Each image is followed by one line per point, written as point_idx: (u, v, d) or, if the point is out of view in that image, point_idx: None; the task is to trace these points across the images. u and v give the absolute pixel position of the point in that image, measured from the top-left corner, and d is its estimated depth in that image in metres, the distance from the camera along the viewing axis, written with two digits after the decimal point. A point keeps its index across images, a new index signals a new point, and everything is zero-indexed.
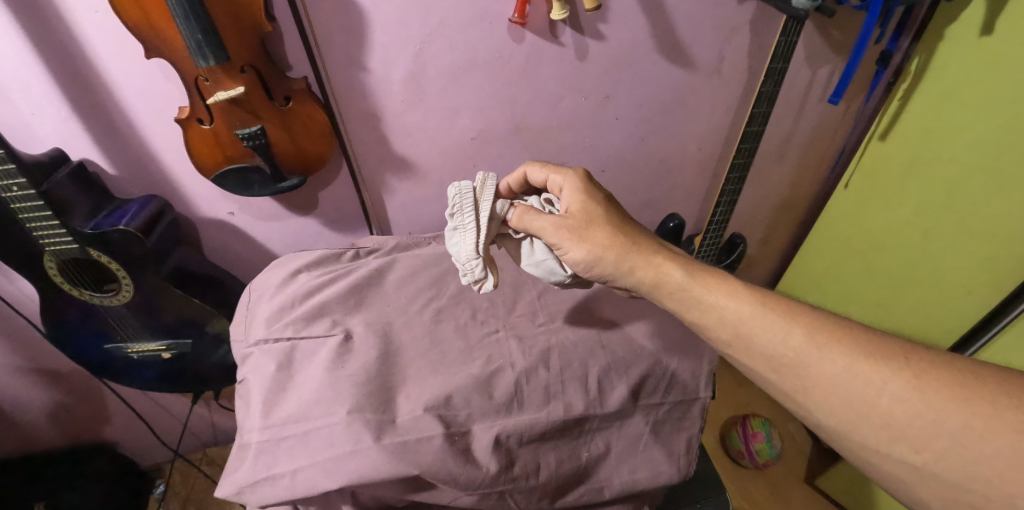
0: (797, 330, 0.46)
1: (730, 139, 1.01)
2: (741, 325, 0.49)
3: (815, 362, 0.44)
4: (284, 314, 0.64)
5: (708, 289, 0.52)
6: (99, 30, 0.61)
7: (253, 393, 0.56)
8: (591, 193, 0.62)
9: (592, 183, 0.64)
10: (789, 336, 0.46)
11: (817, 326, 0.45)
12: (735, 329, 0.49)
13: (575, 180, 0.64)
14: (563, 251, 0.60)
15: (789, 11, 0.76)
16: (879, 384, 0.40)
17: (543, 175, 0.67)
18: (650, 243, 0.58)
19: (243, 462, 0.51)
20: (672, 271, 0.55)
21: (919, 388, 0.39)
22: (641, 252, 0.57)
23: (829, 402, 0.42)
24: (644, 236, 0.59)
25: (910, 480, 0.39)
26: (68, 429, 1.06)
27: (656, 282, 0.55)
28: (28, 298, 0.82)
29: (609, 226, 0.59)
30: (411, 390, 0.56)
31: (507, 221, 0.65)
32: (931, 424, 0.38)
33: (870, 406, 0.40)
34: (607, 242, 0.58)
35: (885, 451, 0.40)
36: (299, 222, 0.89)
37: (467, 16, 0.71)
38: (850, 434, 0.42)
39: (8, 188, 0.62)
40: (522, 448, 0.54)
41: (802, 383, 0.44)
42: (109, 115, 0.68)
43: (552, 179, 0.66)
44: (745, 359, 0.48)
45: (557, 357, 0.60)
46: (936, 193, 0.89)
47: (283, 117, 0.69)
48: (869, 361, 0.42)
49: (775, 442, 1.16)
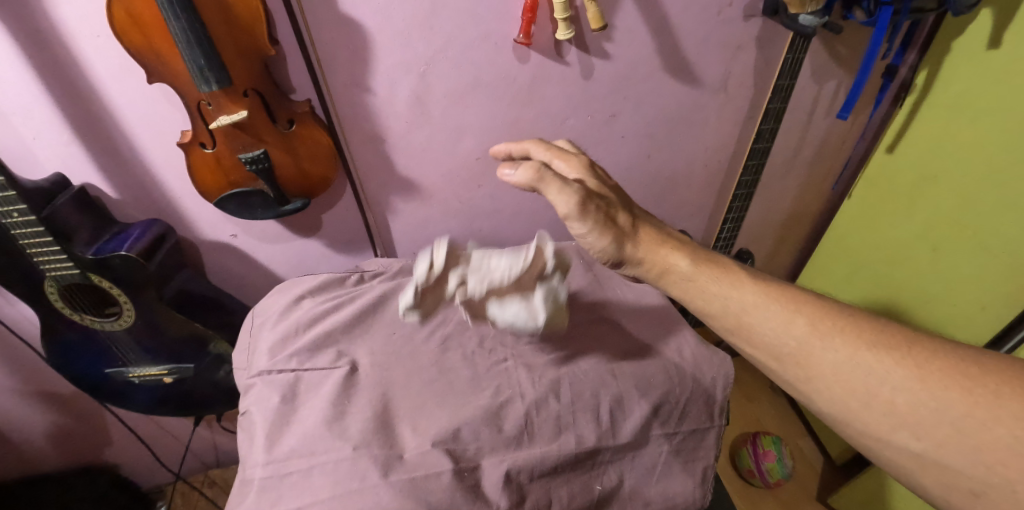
0: (799, 319, 0.44)
1: (737, 155, 0.99)
2: (744, 314, 0.47)
3: (818, 352, 0.42)
4: (287, 343, 0.62)
5: (714, 279, 0.50)
6: (101, 55, 0.60)
7: (256, 424, 0.55)
8: (600, 180, 0.58)
9: (599, 171, 0.59)
10: (791, 326, 0.44)
11: (821, 316, 0.44)
12: (738, 318, 0.47)
13: (579, 166, 0.58)
14: (575, 229, 0.52)
15: (796, 28, 0.75)
16: (879, 374, 0.39)
17: (547, 158, 0.60)
18: (658, 232, 0.55)
19: (244, 498, 0.50)
20: (679, 261, 0.52)
21: (922, 378, 0.37)
22: (645, 239, 0.54)
23: (829, 391, 0.41)
24: (648, 224, 0.57)
25: (911, 467, 0.37)
26: (69, 451, 1.05)
27: (663, 272, 0.53)
28: (29, 322, 0.81)
29: (622, 211, 0.55)
30: (418, 422, 0.54)
31: (506, 176, 0.51)
32: (933, 414, 0.36)
33: (869, 395, 0.39)
34: (621, 227, 0.53)
35: (886, 439, 0.38)
36: (303, 244, 0.88)
37: (473, 37, 0.71)
38: (854, 423, 0.40)
39: (8, 214, 0.62)
40: (533, 483, 0.53)
41: (804, 372, 0.43)
42: (111, 139, 0.68)
43: (555, 163, 0.60)
44: (748, 348, 0.47)
45: (569, 386, 0.59)
46: (945, 197, 0.87)
47: (287, 139, 0.68)
48: (871, 350, 0.40)
49: (787, 461, 1.14)
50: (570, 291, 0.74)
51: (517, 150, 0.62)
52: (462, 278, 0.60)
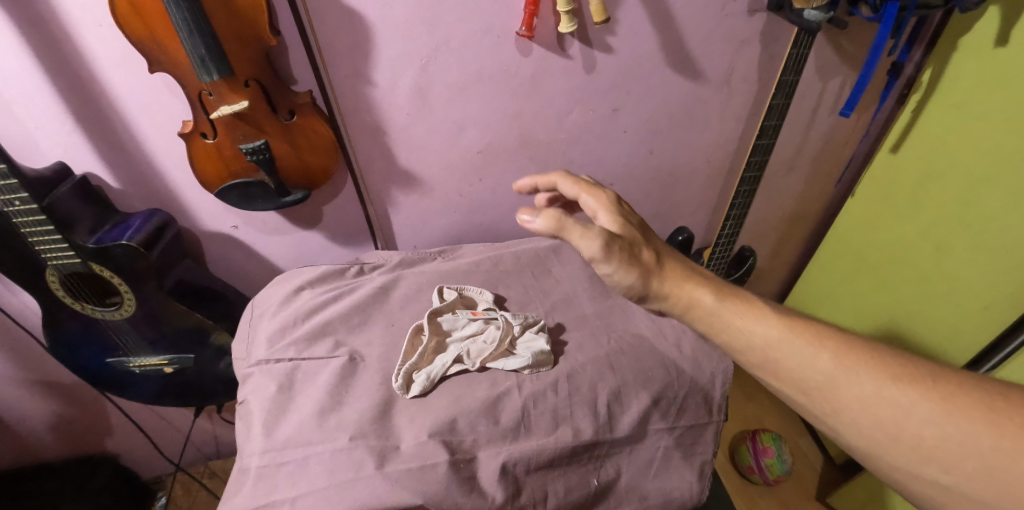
0: (822, 351, 0.41)
1: (740, 151, 0.99)
2: (767, 347, 0.44)
3: (841, 385, 0.39)
4: (286, 333, 0.63)
5: (737, 313, 0.47)
6: (103, 44, 0.61)
7: (254, 413, 0.55)
8: (625, 217, 0.54)
9: (625, 207, 0.56)
10: (814, 358, 0.41)
11: (844, 348, 0.41)
12: (761, 352, 0.44)
13: (607, 203, 0.55)
14: (602, 272, 0.49)
15: (801, 23, 0.74)
16: (905, 407, 0.36)
17: (574, 192, 0.59)
18: (681, 267, 0.52)
19: (242, 487, 0.50)
20: (704, 296, 0.49)
21: (948, 409, 0.35)
22: (669, 274, 0.50)
23: (855, 425, 0.38)
24: (671, 257, 0.53)
25: (941, 501, 0.35)
26: (70, 440, 1.05)
27: (686, 307, 0.49)
28: (31, 310, 0.81)
29: (646, 247, 0.51)
30: (415, 414, 0.54)
31: (524, 223, 0.48)
32: (958, 447, 0.34)
33: (895, 428, 0.36)
34: (646, 263, 0.50)
35: (914, 474, 0.36)
36: (303, 236, 0.88)
37: (474, 29, 0.70)
38: (879, 456, 0.38)
39: (10, 202, 0.62)
40: (530, 476, 0.52)
41: (829, 406, 0.40)
42: (113, 128, 0.68)
43: (584, 198, 0.57)
44: (772, 382, 0.44)
45: (567, 380, 0.58)
46: (953, 199, 0.86)
47: (288, 131, 0.68)
48: (896, 382, 0.38)
49: (786, 457, 1.15)
50: (570, 285, 0.74)
51: (543, 183, 0.62)
52: (460, 356, 0.59)
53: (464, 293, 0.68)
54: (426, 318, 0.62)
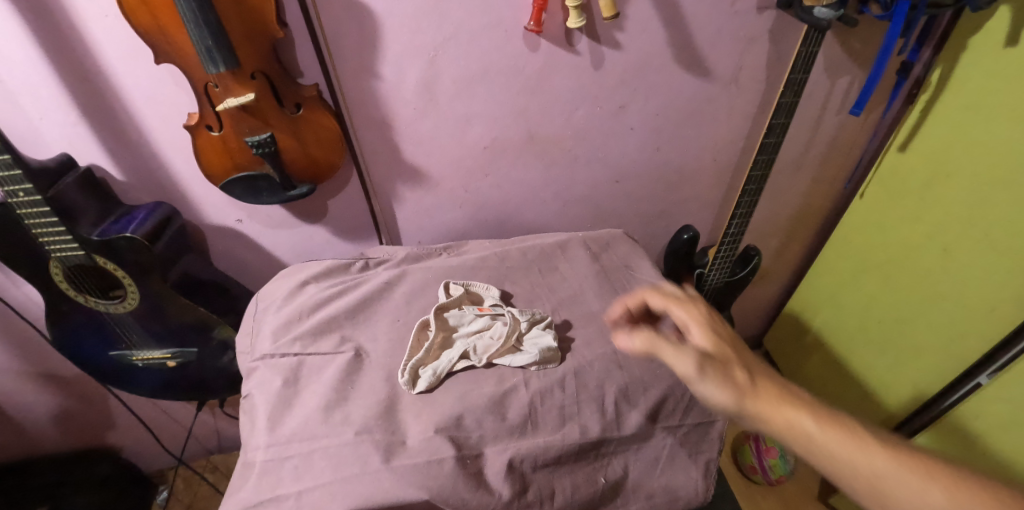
0: (935, 488, 0.37)
1: (747, 150, 0.98)
2: (872, 478, 0.39)
3: None
4: (291, 327, 0.62)
5: (843, 439, 0.41)
6: (109, 34, 0.60)
7: (259, 408, 0.55)
8: (718, 333, 0.49)
9: (716, 320, 0.51)
10: (926, 494, 0.37)
11: (957, 483, 0.37)
12: (866, 483, 0.39)
13: (699, 317, 0.51)
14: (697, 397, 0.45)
15: (810, 20, 0.73)
16: None
17: (662, 304, 0.53)
18: (776, 382, 0.46)
19: (246, 481, 0.49)
20: (803, 419, 0.42)
21: None
22: (768, 397, 0.44)
23: None
24: (766, 373, 0.47)
25: None
26: (72, 433, 1.05)
27: (784, 432, 0.42)
28: (34, 302, 0.81)
29: (741, 368, 0.45)
30: (421, 409, 0.54)
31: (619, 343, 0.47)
32: None
33: None
34: (742, 387, 0.44)
35: None
36: (308, 230, 0.87)
37: (483, 23, 0.70)
38: None
39: (14, 193, 0.61)
40: (536, 472, 0.52)
41: None
42: (118, 120, 0.67)
43: (672, 311, 0.53)
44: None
45: (574, 377, 0.58)
46: (962, 201, 0.85)
47: (294, 124, 0.67)
48: None
49: (790, 457, 1.13)
50: (577, 282, 0.74)
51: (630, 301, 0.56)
52: (466, 352, 0.59)
53: (470, 289, 0.68)
54: (432, 313, 0.62)
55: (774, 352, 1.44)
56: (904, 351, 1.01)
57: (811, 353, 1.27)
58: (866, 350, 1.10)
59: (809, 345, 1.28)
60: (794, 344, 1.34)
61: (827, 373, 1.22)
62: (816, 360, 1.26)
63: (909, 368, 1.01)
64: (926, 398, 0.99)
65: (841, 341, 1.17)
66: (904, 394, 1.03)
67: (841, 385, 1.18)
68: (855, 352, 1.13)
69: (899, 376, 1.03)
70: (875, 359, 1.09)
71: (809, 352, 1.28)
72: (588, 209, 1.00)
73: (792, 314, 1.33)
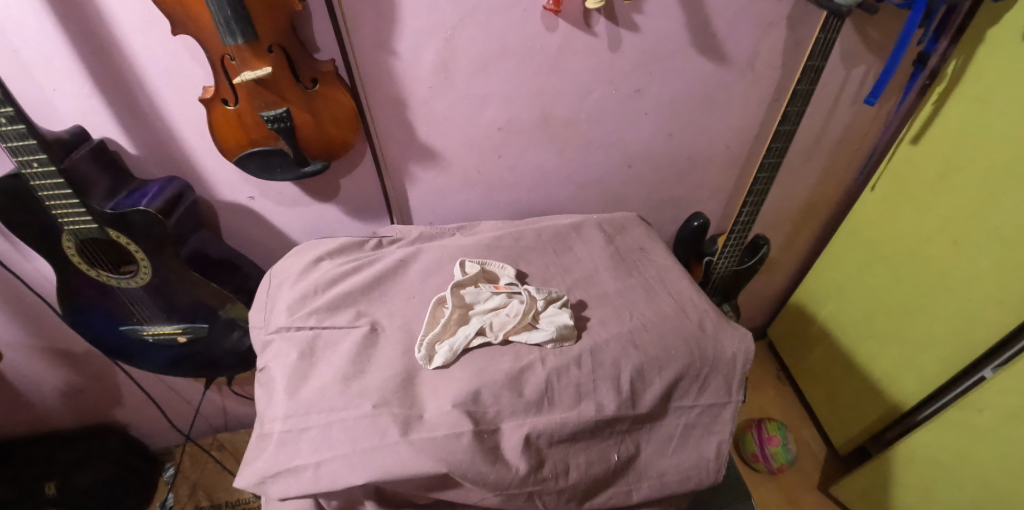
0: None
1: (760, 139, 0.98)
2: None
3: None
4: (306, 301, 0.62)
5: None
6: (124, 4, 0.59)
7: (276, 379, 0.55)
8: None
9: None
10: None
11: None
12: None
13: None
14: None
15: (829, 7, 0.72)
16: None
17: None
18: None
19: (264, 451, 0.50)
20: None
21: None
22: None
23: None
24: None
25: None
26: (80, 409, 1.06)
27: None
28: (44, 277, 0.81)
29: None
30: (438, 385, 0.54)
31: None
32: None
33: None
34: None
35: None
36: (320, 208, 0.87)
37: (501, 2, 0.69)
38: None
39: (28, 163, 0.61)
40: (552, 448, 0.53)
41: None
42: (132, 93, 0.67)
43: None
44: None
45: (591, 356, 0.58)
46: (973, 197, 0.85)
47: (309, 100, 0.67)
48: None
49: (791, 446, 1.15)
50: (591, 263, 0.74)
51: None
52: (483, 328, 0.59)
53: (486, 267, 0.68)
54: (449, 290, 0.62)
55: (779, 343, 1.45)
56: (910, 343, 1.01)
57: (816, 344, 1.28)
58: (871, 342, 1.11)
59: (814, 336, 1.29)
60: (799, 334, 1.35)
61: (832, 364, 1.23)
62: (821, 351, 1.27)
63: (913, 361, 1.01)
64: (929, 390, 0.99)
65: (847, 333, 1.17)
66: (907, 386, 1.03)
67: (845, 376, 1.19)
68: (861, 344, 1.14)
69: (903, 369, 1.04)
70: (880, 351, 1.09)
71: (814, 343, 1.29)
72: (600, 194, 1.00)
73: (798, 305, 1.33)
